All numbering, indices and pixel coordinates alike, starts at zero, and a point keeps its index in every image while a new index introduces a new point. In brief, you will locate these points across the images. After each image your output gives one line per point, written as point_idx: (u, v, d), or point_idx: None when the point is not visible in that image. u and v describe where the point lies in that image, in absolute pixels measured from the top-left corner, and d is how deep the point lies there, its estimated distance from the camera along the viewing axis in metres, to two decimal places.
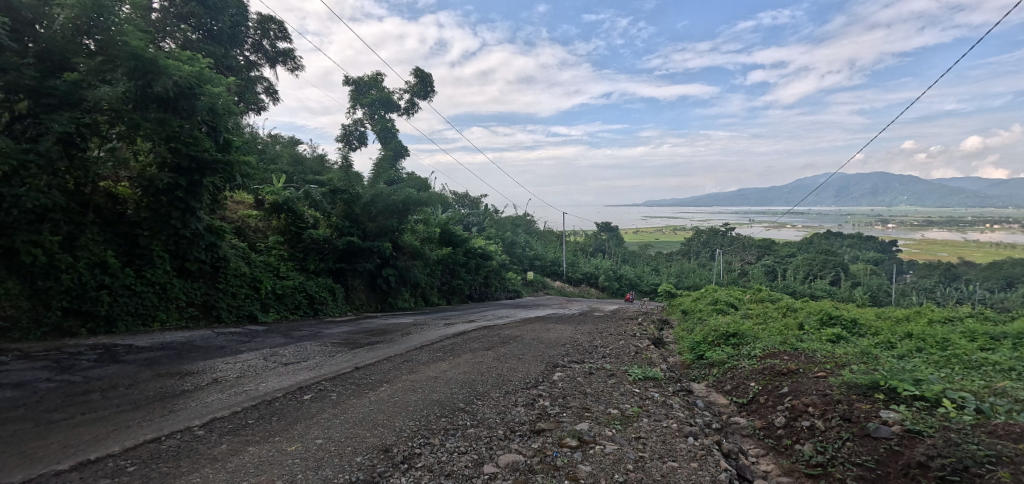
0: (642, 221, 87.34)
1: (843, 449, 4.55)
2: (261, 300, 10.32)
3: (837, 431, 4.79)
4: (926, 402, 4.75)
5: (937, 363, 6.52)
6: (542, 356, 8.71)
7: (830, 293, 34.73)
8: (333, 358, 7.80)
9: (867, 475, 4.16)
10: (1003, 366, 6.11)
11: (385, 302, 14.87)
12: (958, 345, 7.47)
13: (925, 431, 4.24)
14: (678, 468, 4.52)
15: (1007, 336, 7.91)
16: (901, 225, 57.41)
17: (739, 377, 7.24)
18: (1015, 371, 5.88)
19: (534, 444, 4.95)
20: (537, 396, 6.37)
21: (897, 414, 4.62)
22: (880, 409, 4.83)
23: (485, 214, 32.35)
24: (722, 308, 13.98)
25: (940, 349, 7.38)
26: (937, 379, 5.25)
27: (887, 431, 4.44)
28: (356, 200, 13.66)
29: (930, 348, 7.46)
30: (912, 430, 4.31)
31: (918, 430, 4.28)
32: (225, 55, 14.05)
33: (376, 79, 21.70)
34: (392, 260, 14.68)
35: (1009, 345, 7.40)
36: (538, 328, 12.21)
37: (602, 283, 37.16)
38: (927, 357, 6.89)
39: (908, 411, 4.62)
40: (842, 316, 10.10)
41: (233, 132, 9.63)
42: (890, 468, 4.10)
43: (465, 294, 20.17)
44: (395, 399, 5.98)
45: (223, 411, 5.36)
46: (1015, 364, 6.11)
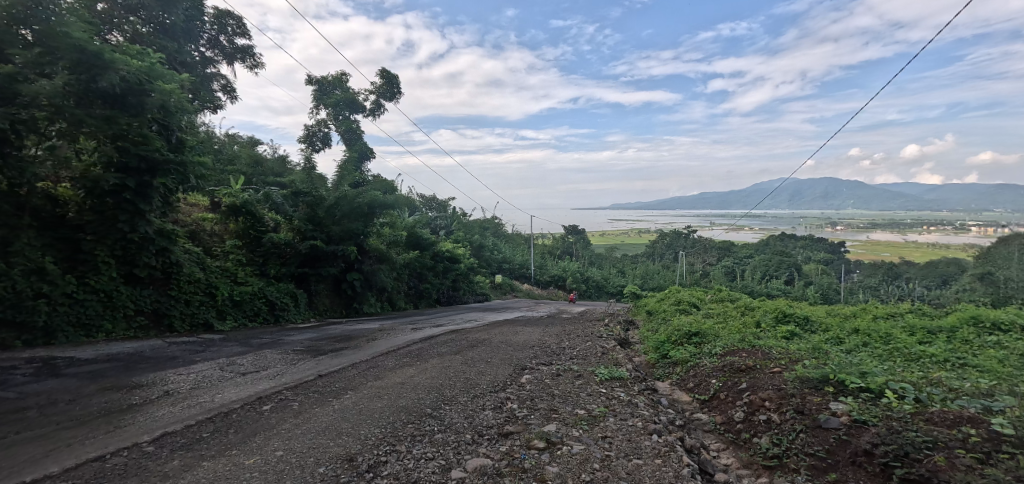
0: (608, 224, 88.84)
1: (796, 440, 4.68)
2: (217, 308, 9.86)
3: (791, 424, 4.92)
4: (871, 393, 4.97)
5: (880, 356, 6.83)
6: (510, 359, 8.66)
7: (785, 292, 36.24)
8: (295, 366, 7.52)
9: (819, 464, 4.29)
10: (940, 358, 6.46)
11: (350, 307, 14.52)
12: (900, 339, 7.85)
13: (870, 420, 4.41)
14: (643, 465, 4.55)
15: (942, 329, 8.38)
16: (849, 227, 60.40)
17: (701, 374, 7.37)
18: (951, 363, 6.21)
19: (502, 447, 4.90)
20: (506, 399, 6.32)
21: (845, 406, 4.79)
22: (829, 401, 5.00)
23: (453, 217, 32.10)
24: (685, 308, 14.30)
25: (884, 343, 7.77)
26: (881, 372, 5.48)
27: (836, 421, 4.60)
28: (320, 203, 13.35)
29: (875, 343, 7.84)
30: (858, 420, 4.48)
31: (864, 419, 4.45)
32: (179, 50, 13.44)
33: (340, 79, 21.23)
34: (357, 264, 14.38)
35: (944, 338, 7.86)
36: (506, 330, 12.16)
37: (570, 285, 37.51)
38: (872, 351, 7.22)
39: (855, 402, 4.80)
40: (796, 314, 10.48)
41: (187, 132, 9.20)
42: (839, 456, 4.26)
43: (433, 298, 19.95)
44: (360, 407, 5.81)
45: (175, 425, 5.07)
46: (950, 356, 6.47)
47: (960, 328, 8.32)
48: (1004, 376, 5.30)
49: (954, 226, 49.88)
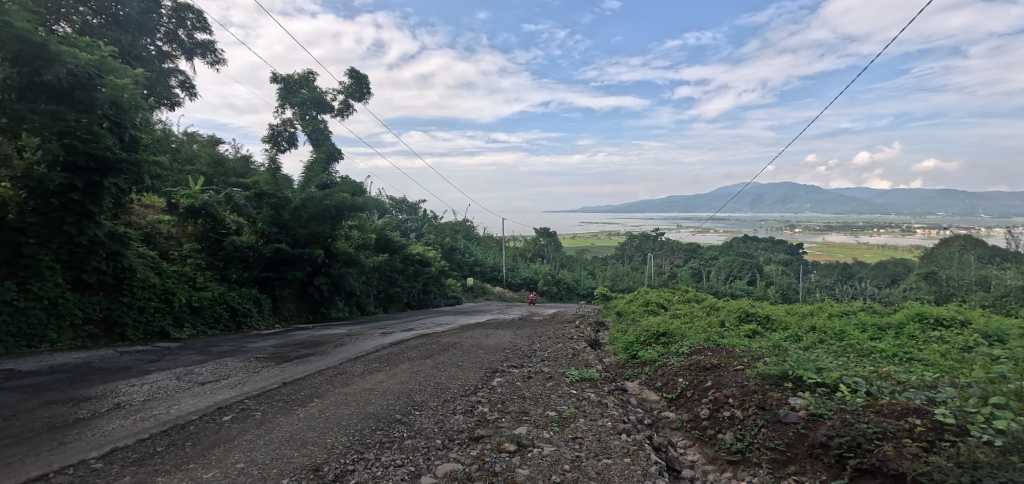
0: (579, 227, 89.75)
1: (758, 435, 4.77)
2: (173, 315, 9.40)
3: (753, 419, 5.01)
4: (826, 388, 5.10)
5: (835, 352, 7.05)
6: (481, 362, 8.56)
7: (748, 292, 37.31)
8: (258, 374, 7.23)
9: (779, 457, 4.40)
10: (889, 353, 6.71)
11: (317, 312, 14.16)
12: (853, 335, 8.14)
13: (825, 414, 4.52)
14: (613, 465, 4.54)
15: (891, 326, 8.73)
16: (807, 229, 62.63)
17: (668, 373, 7.47)
18: (899, 358, 6.46)
19: (472, 451, 4.81)
20: (476, 403, 6.23)
21: (802, 400, 4.91)
22: (789, 396, 5.11)
23: (424, 219, 31.75)
24: (653, 309, 14.47)
25: (838, 340, 8.05)
26: (836, 367, 5.62)
27: (795, 416, 4.69)
28: (285, 204, 12.93)
29: (830, 339, 8.11)
30: (815, 413, 4.59)
31: (820, 413, 4.57)
32: (133, 43, 12.83)
33: (307, 77, 20.70)
34: (324, 267, 14.06)
35: (894, 334, 8.19)
36: (477, 333, 12.04)
37: (541, 287, 37.64)
38: (827, 347, 7.46)
39: (812, 396, 4.92)
40: (758, 313, 10.76)
41: (142, 129, 8.74)
42: (798, 448, 4.36)
43: (403, 301, 19.65)
44: (326, 415, 5.61)
45: (127, 439, 4.78)
46: (898, 351, 6.73)
47: (907, 324, 8.69)
48: (946, 369, 5.52)
49: (902, 228, 52.48)
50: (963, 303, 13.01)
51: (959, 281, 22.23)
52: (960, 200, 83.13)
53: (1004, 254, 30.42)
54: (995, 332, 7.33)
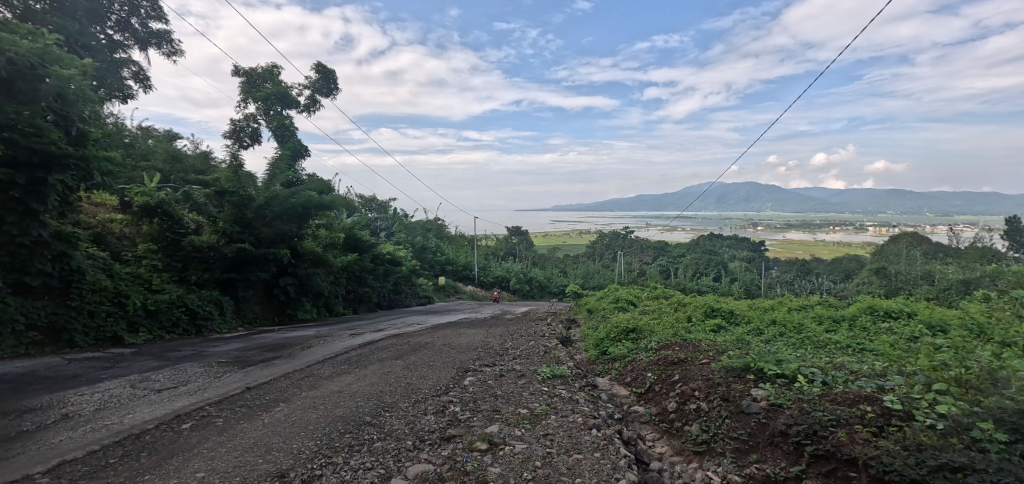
0: (550, 225, 90.31)
1: (722, 426, 4.84)
2: (127, 319, 8.96)
3: (718, 411, 5.09)
4: (785, 379, 5.21)
5: (794, 344, 7.26)
6: (453, 361, 8.46)
7: (713, 288, 38.28)
8: (219, 379, 6.94)
9: (742, 447, 4.47)
10: (843, 344, 6.96)
11: (283, 314, 13.76)
12: (810, 328, 8.41)
13: (785, 403, 4.61)
14: (583, 460, 4.53)
15: (845, 318, 9.07)
16: (769, 227, 64.72)
17: (637, 368, 7.54)
18: (852, 348, 6.69)
19: (443, 451, 4.72)
20: (448, 402, 6.12)
21: (763, 391, 5.00)
22: (751, 387, 5.21)
23: (394, 218, 31.22)
24: (623, 306, 14.66)
25: (797, 332, 8.31)
26: (795, 358, 5.75)
27: (756, 406, 4.78)
28: (248, 203, 12.47)
29: (789, 332, 8.38)
30: (775, 403, 4.68)
31: (779, 403, 4.65)
32: (80, 31, 12.15)
33: (271, 71, 20.06)
34: (290, 267, 13.67)
35: (848, 326, 8.53)
36: (449, 333, 11.91)
37: (513, 285, 37.67)
38: (787, 340, 7.68)
39: (773, 387, 5.02)
40: (722, 308, 11.01)
41: (90, 123, 8.28)
42: (759, 437, 4.43)
43: (373, 301, 19.32)
44: (293, 420, 5.41)
45: (76, 452, 4.49)
46: (851, 342, 6.99)
47: (859, 316, 9.06)
48: (894, 358, 5.70)
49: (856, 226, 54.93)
50: (910, 295, 13.66)
51: (907, 275, 23.36)
52: (909, 199, 87.53)
53: (948, 249, 32.15)
54: (938, 321, 7.69)
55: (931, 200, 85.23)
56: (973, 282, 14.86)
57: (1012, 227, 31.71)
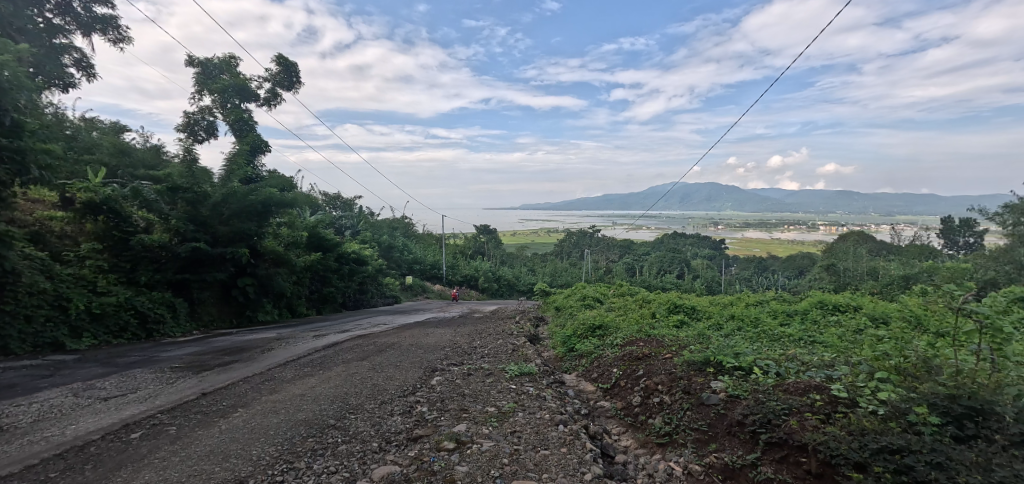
0: (518, 224, 90.49)
1: (684, 418, 4.88)
2: (69, 324, 8.38)
3: (680, 403, 5.13)
4: (743, 371, 5.28)
5: (750, 337, 7.46)
6: (420, 361, 8.29)
7: (676, 285, 39.21)
8: (172, 385, 6.56)
9: (703, 437, 4.51)
10: (795, 336, 7.20)
11: (242, 316, 13.22)
12: (766, 322, 8.68)
13: (742, 394, 4.68)
14: (550, 455, 4.48)
15: (798, 312, 9.39)
16: (729, 226, 66.81)
17: (604, 364, 7.56)
18: (804, 340, 6.91)
19: (411, 452, 4.57)
20: (415, 402, 5.97)
21: (722, 383, 5.06)
22: (711, 380, 5.27)
23: (359, 215, 30.49)
24: (589, 303, 14.79)
25: (754, 326, 8.55)
26: (751, 351, 5.84)
27: (715, 398, 4.83)
28: (204, 200, 11.88)
29: (746, 326, 8.61)
30: (733, 394, 4.74)
31: (737, 394, 4.72)
32: (14, 13, 11.27)
33: (228, 62, 19.23)
34: (249, 267, 13.13)
35: (800, 319, 8.85)
36: (416, 332, 11.69)
37: (481, 284, 37.50)
38: (744, 334, 7.87)
39: (731, 379, 5.09)
40: (685, 304, 11.23)
41: (26, 112, 7.66)
42: (719, 427, 4.48)
43: (338, 302, 18.84)
44: (252, 425, 5.15)
45: (10, 467, 4.12)
46: (803, 334, 7.24)
47: (810, 310, 9.42)
48: (842, 349, 5.88)
49: None
50: (857, 290, 14.34)
51: (854, 270, 24.58)
52: (858, 200, 92.15)
53: (891, 247, 33.99)
54: (880, 313, 8.07)
55: (877, 201, 90.04)
56: (913, 277, 15.74)
57: (948, 226, 33.82)
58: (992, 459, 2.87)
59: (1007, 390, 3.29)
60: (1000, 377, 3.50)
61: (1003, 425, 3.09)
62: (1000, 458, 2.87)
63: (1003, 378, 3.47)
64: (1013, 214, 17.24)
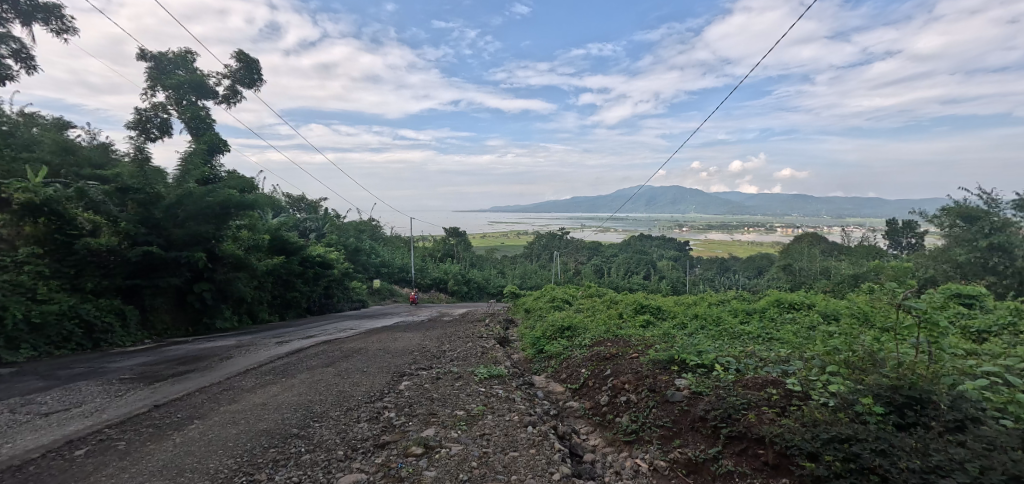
0: (488, 226, 90.55)
1: (650, 415, 4.97)
2: (7, 335, 7.87)
3: (645, 401, 5.22)
4: (705, 368, 5.42)
5: (712, 336, 7.67)
6: (388, 366, 8.16)
7: (643, 286, 39.99)
8: (122, 398, 6.24)
9: (667, 433, 4.60)
10: (754, 334, 7.44)
11: (199, 323, 12.72)
12: (727, 320, 8.93)
13: (704, 391, 4.80)
14: (519, 457, 4.48)
15: (756, 311, 9.71)
16: (692, 228, 68.56)
17: (573, 365, 7.62)
18: (762, 337, 7.16)
19: (377, 459, 4.49)
20: (382, 408, 5.87)
21: (686, 381, 5.18)
22: (675, 378, 5.39)
23: (325, 217, 29.77)
24: (558, 304, 14.91)
25: (715, 325, 8.80)
26: (714, 349, 6.00)
27: (679, 395, 4.94)
28: (157, 202, 11.37)
29: (708, 325, 8.86)
30: (696, 391, 4.86)
31: (699, 390, 4.84)
32: None
33: (184, 57, 18.49)
34: (206, 272, 12.65)
35: (759, 317, 9.16)
36: (384, 337, 11.49)
37: (451, 287, 37.26)
38: (707, 333, 8.06)
39: (694, 376, 5.21)
40: (651, 304, 11.45)
41: None
42: (683, 423, 4.58)
43: (302, 307, 18.34)
44: (208, 437, 4.95)
45: None
46: (761, 332, 7.49)
47: (768, 308, 9.76)
48: (796, 345, 6.11)
49: None
50: (810, 288, 14.93)
51: (808, 270, 25.62)
52: (813, 203, 96.36)
53: (842, 248, 35.65)
54: (831, 311, 8.44)
55: (830, 204, 94.27)
56: (861, 276, 16.52)
57: (891, 227, 35.69)
58: (929, 444, 3.04)
59: (943, 380, 3.49)
60: (937, 367, 3.72)
61: (938, 412, 3.28)
62: (936, 443, 3.05)
63: (939, 369, 3.70)
64: (949, 216, 18.12)
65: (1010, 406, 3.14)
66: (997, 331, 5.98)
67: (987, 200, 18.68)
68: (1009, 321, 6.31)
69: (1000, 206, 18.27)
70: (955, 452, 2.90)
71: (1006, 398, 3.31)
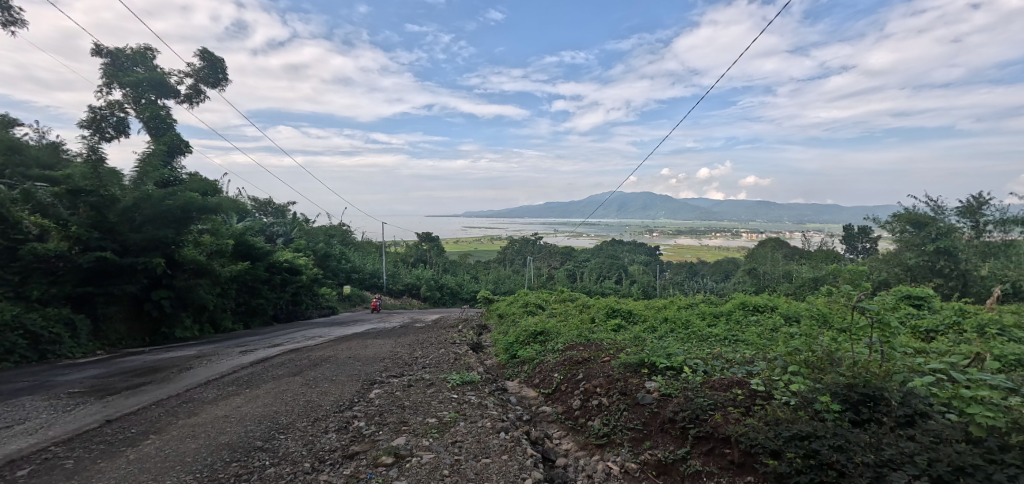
0: (461, 232, 90.24)
1: (621, 418, 5.02)
2: None
3: (616, 404, 5.27)
4: (674, 370, 5.51)
5: (681, 338, 7.83)
6: (358, 374, 8.00)
7: (614, 290, 40.50)
8: (71, 413, 5.93)
9: (637, 436, 4.66)
10: (721, 336, 7.62)
11: (156, 333, 12.20)
12: (695, 324, 9.12)
13: (673, 392, 4.88)
14: (491, 463, 4.45)
15: (723, 313, 9.95)
16: (662, 233, 69.97)
17: (545, 370, 7.63)
18: (728, 339, 7.34)
19: (345, 470, 4.39)
20: (351, 418, 5.74)
21: (656, 383, 5.25)
22: (645, 380, 5.46)
23: (293, 221, 29.07)
24: (531, 309, 14.94)
25: (684, 328, 8.98)
26: (683, 352, 6.11)
27: (649, 397, 5.01)
28: (111, 205, 10.89)
29: (678, 328, 9.04)
30: (665, 393, 4.94)
31: (668, 392, 4.92)
32: None
33: (144, 54, 17.79)
34: (165, 279, 12.16)
35: (726, 320, 9.38)
36: (354, 345, 11.28)
37: (424, 293, 36.90)
38: (676, 336, 8.21)
39: (664, 379, 5.28)
40: (622, 308, 11.59)
41: None
42: (653, 425, 4.65)
43: (269, 314, 17.82)
44: (165, 453, 4.74)
45: None
46: (727, 334, 7.68)
47: (734, 311, 10.02)
48: (760, 346, 6.29)
49: None
50: (773, 292, 15.38)
51: (772, 274, 26.49)
52: (776, 210, 99.76)
53: (802, 252, 37.04)
54: (793, 313, 8.73)
55: (791, 211, 98.01)
56: (821, 280, 17.15)
57: (848, 233, 37.22)
58: (882, 438, 3.17)
59: (894, 378, 3.65)
60: (889, 366, 3.88)
61: (889, 408, 3.42)
62: (888, 437, 3.17)
63: (890, 367, 3.87)
64: (900, 222, 19.05)
65: (955, 400, 3.30)
66: (943, 330, 6.30)
67: (934, 207, 19.74)
68: (954, 320, 6.66)
69: (945, 212, 19.31)
70: (905, 445, 3.03)
71: (951, 392, 3.48)
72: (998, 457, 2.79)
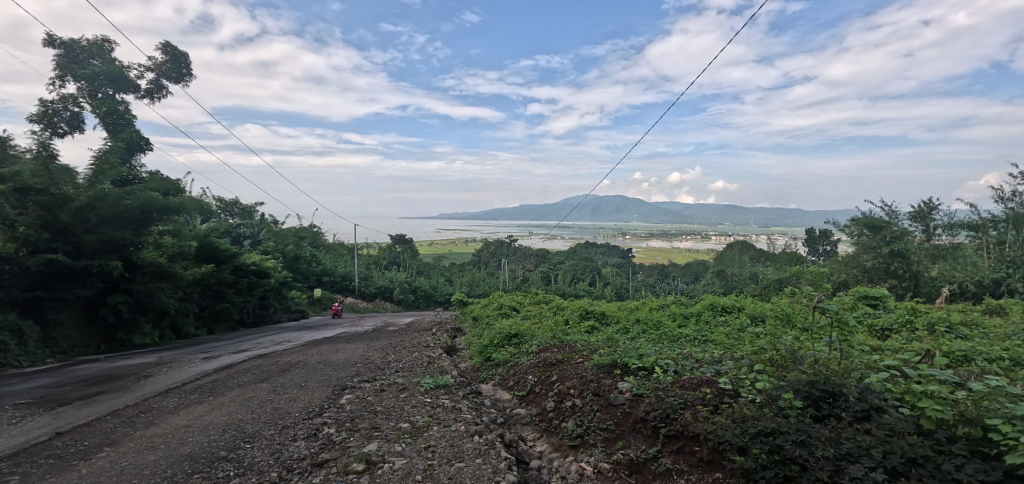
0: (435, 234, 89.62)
1: (593, 419, 5.05)
2: None
3: (589, 405, 5.31)
4: (646, 371, 5.59)
5: (653, 339, 7.95)
6: (329, 380, 7.83)
7: (588, 292, 40.90)
8: (18, 426, 5.60)
9: (610, 436, 4.70)
10: (690, 336, 7.78)
11: (113, 340, 11.68)
12: (666, 325, 9.27)
13: (644, 392, 4.95)
14: (464, 467, 4.41)
15: (692, 314, 10.15)
16: (634, 236, 71.14)
17: (520, 372, 7.63)
18: (697, 340, 7.49)
19: (314, 478, 4.29)
20: (321, 424, 5.61)
21: (628, 383, 5.32)
22: (617, 381, 5.52)
23: (261, 223, 28.32)
24: (506, 312, 14.93)
25: (656, 329, 9.13)
26: (654, 352, 6.20)
27: (621, 398, 5.06)
28: (64, 204, 10.39)
29: (649, 329, 9.17)
30: (637, 393, 5.00)
31: (640, 392, 4.99)
32: None
33: (100, 46, 17.02)
34: (123, 283, 11.68)
35: (695, 320, 9.57)
36: (325, 349, 11.05)
37: (397, 296, 36.46)
38: (647, 336, 8.33)
39: (636, 379, 5.35)
40: (595, 310, 11.69)
41: None
42: (625, 425, 4.70)
43: (235, 319, 17.29)
44: (122, 466, 4.54)
45: None
46: (697, 335, 7.84)
47: (703, 312, 10.24)
48: (728, 346, 6.45)
49: None
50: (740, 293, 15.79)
51: (740, 275, 27.20)
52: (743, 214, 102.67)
53: (768, 254, 38.22)
54: (759, 313, 8.97)
55: (758, 214, 100.99)
56: (785, 281, 17.70)
57: (811, 236, 38.41)
58: (841, 432, 3.28)
59: (852, 374, 3.78)
60: (848, 363, 4.02)
61: (848, 404, 3.53)
62: (846, 431, 3.29)
63: (848, 364, 4.01)
64: (857, 226, 19.86)
65: (907, 395, 3.44)
66: (897, 328, 6.58)
67: (890, 212, 20.62)
68: (907, 319, 6.96)
69: (899, 217, 20.19)
70: (862, 439, 3.15)
71: (904, 386, 3.63)
72: (946, 448, 2.92)
